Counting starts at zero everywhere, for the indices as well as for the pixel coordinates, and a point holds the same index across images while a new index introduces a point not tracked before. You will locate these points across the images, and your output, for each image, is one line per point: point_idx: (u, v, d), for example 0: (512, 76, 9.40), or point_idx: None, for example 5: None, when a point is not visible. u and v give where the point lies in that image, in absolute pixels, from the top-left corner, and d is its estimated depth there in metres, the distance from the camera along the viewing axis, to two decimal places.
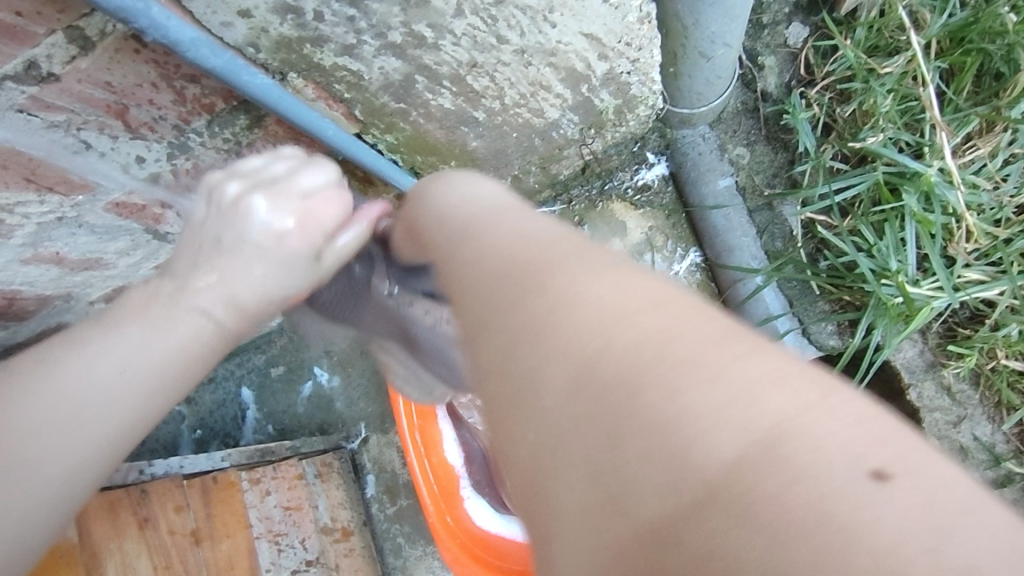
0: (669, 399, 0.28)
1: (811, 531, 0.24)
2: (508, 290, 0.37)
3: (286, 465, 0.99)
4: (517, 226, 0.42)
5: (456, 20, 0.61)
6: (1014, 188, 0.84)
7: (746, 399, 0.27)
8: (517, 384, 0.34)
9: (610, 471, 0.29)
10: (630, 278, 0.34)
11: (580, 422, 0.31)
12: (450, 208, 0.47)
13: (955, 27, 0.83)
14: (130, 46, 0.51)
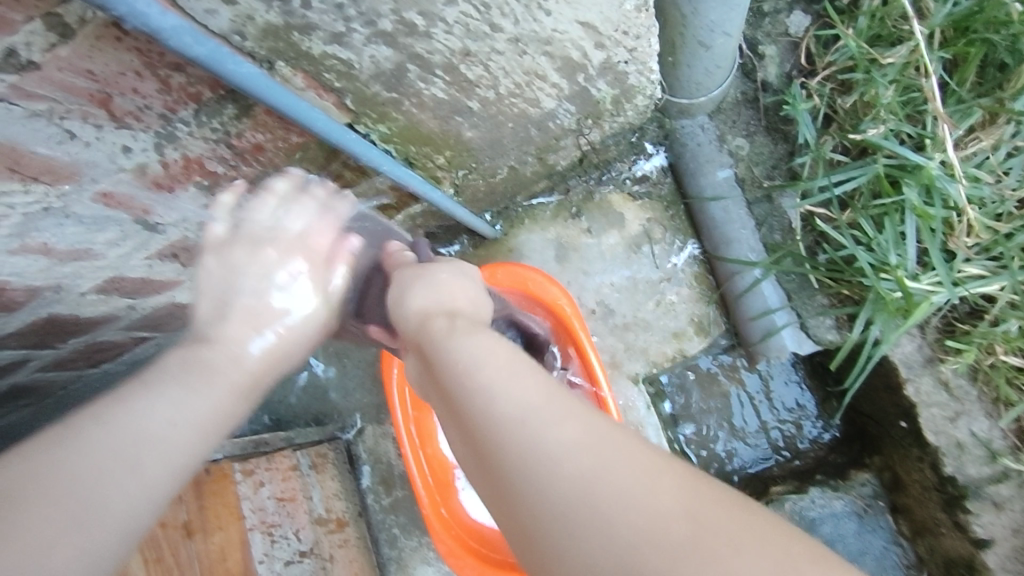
0: (675, 547, 0.44)
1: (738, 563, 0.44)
2: (515, 439, 0.51)
3: (279, 455, 0.98)
4: (519, 381, 0.55)
5: (448, 7, 0.60)
6: (1016, 181, 0.83)
7: (706, 549, 0.44)
8: (541, 513, 0.49)
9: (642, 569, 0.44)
10: (622, 450, 0.50)
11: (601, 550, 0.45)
12: (455, 357, 0.58)
13: (958, 17, 0.81)
14: (111, 34, 0.51)
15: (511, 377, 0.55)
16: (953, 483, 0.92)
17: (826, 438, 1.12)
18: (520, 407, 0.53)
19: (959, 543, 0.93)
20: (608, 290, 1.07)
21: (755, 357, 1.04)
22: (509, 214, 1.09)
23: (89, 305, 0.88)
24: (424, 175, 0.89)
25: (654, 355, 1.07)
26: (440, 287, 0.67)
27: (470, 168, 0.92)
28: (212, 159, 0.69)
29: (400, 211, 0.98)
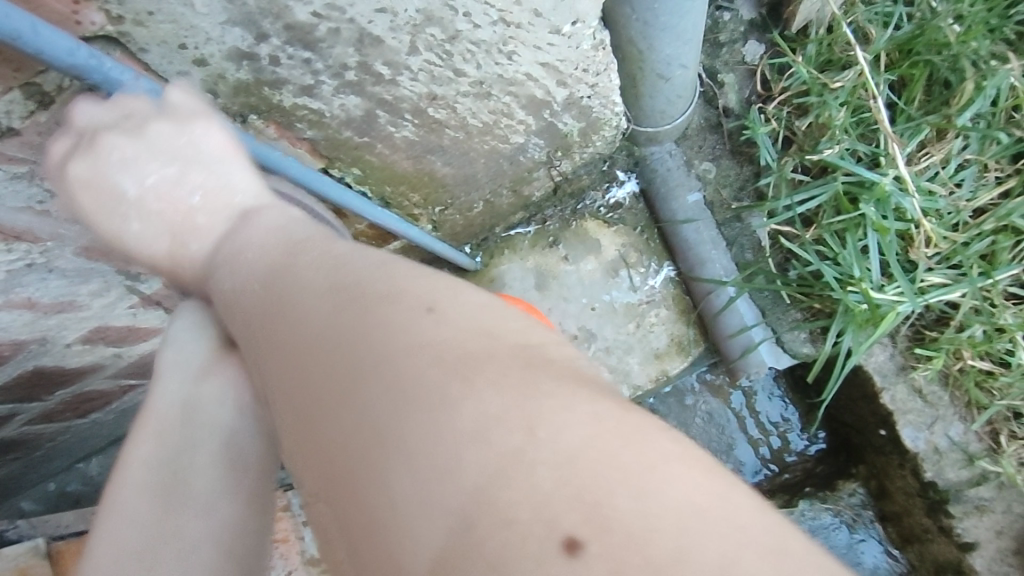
0: (381, 437, 0.37)
1: (440, 436, 0.35)
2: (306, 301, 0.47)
3: (270, 497, 1.04)
4: (299, 286, 0.48)
5: (412, 57, 0.63)
6: (969, 192, 0.86)
7: (494, 474, 0.33)
8: (282, 332, 0.47)
9: (353, 397, 0.40)
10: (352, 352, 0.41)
11: (308, 369, 0.43)
12: (305, 290, 0.47)
13: (901, 40, 0.86)
14: (89, 96, 0.54)
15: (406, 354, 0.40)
16: (935, 488, 0.94)
17: (813, 451, 1.13)
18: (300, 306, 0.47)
19: (946, 547, 0.95)
20: (589, 316, 1.09)
21: (735, 373, 1.07)
22: (488, 245, 1.11)
23: (74, 357, 0.90)
24: (402, 214, 0.92)
25: (637, 377, 1.08)
26: (250, 241, 0.55)
27: (446, 204, 0.95)
28: None
29: (380, 247, 0.99)
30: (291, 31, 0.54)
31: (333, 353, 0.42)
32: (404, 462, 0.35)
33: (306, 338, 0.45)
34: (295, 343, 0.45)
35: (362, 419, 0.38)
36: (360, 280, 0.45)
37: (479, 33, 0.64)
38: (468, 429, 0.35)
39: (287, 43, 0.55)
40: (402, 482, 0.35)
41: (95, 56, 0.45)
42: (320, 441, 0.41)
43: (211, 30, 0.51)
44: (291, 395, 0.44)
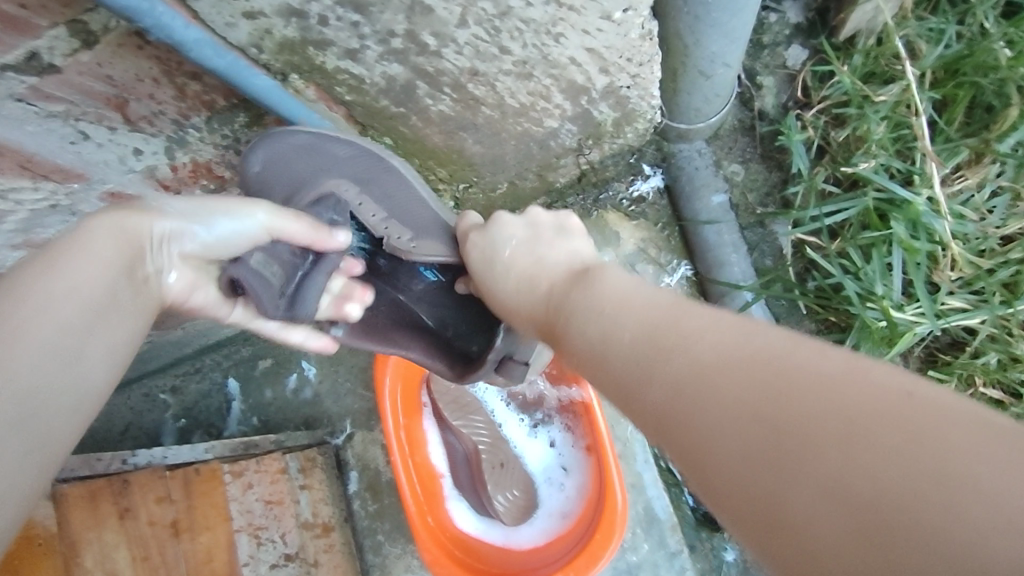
0: (809, 454, 0.39)
1: (870, 454, 0.37)
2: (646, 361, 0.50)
3: (269, 458, 1.03)
4: (687, 338, 0.49)
5: (460, 30, 0.62)
6: (999, 220, 0.86)
7: (927, 498, 0.35)
8: (641, 388, 0.50)
9: (745, 445, 0.42)
10: (719, 371, 0.45)
11: (733, 439, 0.42)
12: (668, 348, 0.49)
13: (949, 59, 0.85)
14: (133, 42, 0.51)
15: (637, 308, 0.55)
16: None
17: None
18: (714, 356, 0.46)
19: None
20: None
21: None
22: None
23: None
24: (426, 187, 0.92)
25: None
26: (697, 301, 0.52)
27: (471, 181, 0.94)
28: (219, 165, 0.70)
29: None
30: None
31: (696, 404, 0.45)
32: (793, 500, 0.39)
33: (735, 386, 0.44)
34: (646, 388, 0.49)
35: (721, 471, 0.43)
36: (730, 331, 0.47)
37: (529, 12, 0.62)
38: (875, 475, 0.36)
39: (338, 4, 0.54)
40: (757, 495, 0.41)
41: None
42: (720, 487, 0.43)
43: None
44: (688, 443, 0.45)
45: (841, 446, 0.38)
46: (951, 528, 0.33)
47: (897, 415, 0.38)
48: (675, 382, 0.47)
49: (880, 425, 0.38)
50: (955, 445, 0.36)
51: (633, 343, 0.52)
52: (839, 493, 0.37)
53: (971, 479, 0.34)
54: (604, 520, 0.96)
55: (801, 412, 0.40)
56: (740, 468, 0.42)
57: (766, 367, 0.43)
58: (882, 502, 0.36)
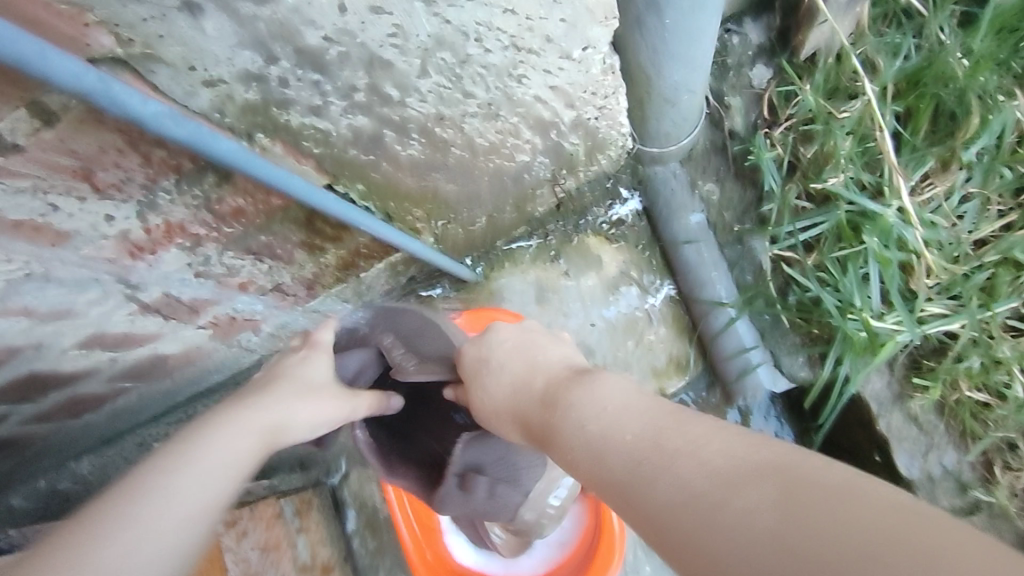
0: (738, 511, 0.42)
1: (795, 514, 0.39)
2: (613, 444, 0.54)
3: (263, 506, 1.05)
4: (640, 420, 0.54)
5: (421, 80, 0.63)
6: (970, 225, 0.87)
7: (845, 542, 0.36)
8: (607, 467, 0.54)
9: (687, 511, 0.45)
10: (665, 447, 0.50)
11: (681, 498, 0.46)
12: (623, 434, 0.54)
13: (910, 71, 0.87)
14: (93, 118, 0.52)
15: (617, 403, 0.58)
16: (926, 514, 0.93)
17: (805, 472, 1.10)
18: (661, 437, 0.51)
19: None
20: (588, 330, 1.07)
21: (732, 394, 1.05)
22: (489, 258, 1.11)
23: (71, 363, 0.83)
24: (404, 227, 0.90)
25: None
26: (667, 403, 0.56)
27: (449, 218, 0.94)
28: (193, 223, 0.70)
29: (383, 259, 0.98)
30: (301, 54, 0.53)
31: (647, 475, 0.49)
32: (734, 556, 0.41)
33: (682, 456, 0.48)
34: (612, 467, 0.53)
35: (670, 532, 0.45)
36: (685, 421, 0.52)
37: (489, 58, 0.63)
38: (799, 526, 0.39)
39: (297, 67, 0.54)
40: (702, 557, 0.42)
41: (105, 81, 0.44)
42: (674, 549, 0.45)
43: (221, 53, 0.50)
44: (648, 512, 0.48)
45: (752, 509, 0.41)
46: (860, 569, 0.35)
47: (823, 482, 0.41)
48: (636, 456, 0.52)
49: (818, 496, 0.40)
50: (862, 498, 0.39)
51: (597, 427, 0.57)
52: (764, 537, 0.40)
53: (876, 527, 0.36)
54: (605, 543, 0.97)
55: (736, 486, 0.43)
56: (686, 524, 0.44)
57: (717, 440, 0.48)
58: (814, 551, 0.37)
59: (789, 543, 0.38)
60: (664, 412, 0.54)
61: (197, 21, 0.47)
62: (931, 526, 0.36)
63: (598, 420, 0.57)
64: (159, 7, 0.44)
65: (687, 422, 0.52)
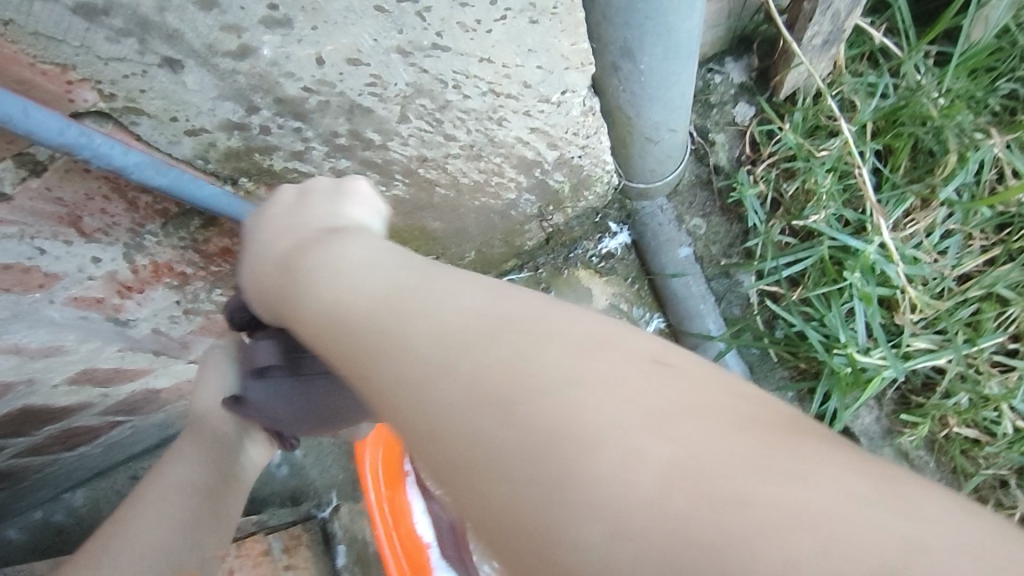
0: (520, 415, 0.34)
1: (557, 428, 0.32)
2: (349, 315, 0.43)
3: (251, 541, 1.03)
4: (373, 279, 0.44)
5: (402, 125, 0.64)
6: (953, 260, 0.87)
7: (628, 461, 0.30)
8: (338, 335, 0.43)
9: (435, 411, 0.36)
10: (400, 325, 0.40)
11: (450, 393, 0.36)
12: (354, 295, 0.44)
13: (887, 110, 0.88)
14: (79, 167, 0.54)
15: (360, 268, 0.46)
16: None
17: None
18: (404, 305, 0.41)
19: None
20: None
21: None
22: None
23: (62, 398, 0.83)
24: None
25: None
26: (368, 260, 0.47)
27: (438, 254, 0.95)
28: (181, 263, 0.72)
29: None
30: (281, 104, 0.55)
31: (392, 345, 0.40)
32: (499, 473, 0.33)
33: (429, 326, 0.39)
34: (351, 333, 0.43)
35: (422, 434, 0.37)
36: (430, 284, 0.43)
37: (468, 103, 0.65)
38: (576, 437, 0.32)
39: (278, 115, 0.56)
40: (456, 462, 0.35)
41: (86, 134, 0.46)
42: (428, 452, 0.37)
43: (202, 104, 0.52)
44: (390, 395, 0.39)
45: (623, 414, 0.32)
46: (619, 512, 0.29)
47: (613, 384, 0.33)
48: (372, 325, 0.42)
49: (601, 403, 0.33)
50: (676, 410, 0.32)
51: (324, 315, 0.45)
52: (506, 454, 0.33)
53: (706, 450, 0.30)
54: None
55: (470, 349, 0.37)
56: (447, 429, 0.36)
57: (465, 318, 0.39)
58: (584, 485, 0.31)
59: (551, 471, 0.32)
60: (375, 276, 0.45)
61: (178, 76, 0.48)
62: (689, 397, 0.33)
63: (323, 304, 0.45)
64: (140, 64, 0.46)
65: (386, 299, 0.42)
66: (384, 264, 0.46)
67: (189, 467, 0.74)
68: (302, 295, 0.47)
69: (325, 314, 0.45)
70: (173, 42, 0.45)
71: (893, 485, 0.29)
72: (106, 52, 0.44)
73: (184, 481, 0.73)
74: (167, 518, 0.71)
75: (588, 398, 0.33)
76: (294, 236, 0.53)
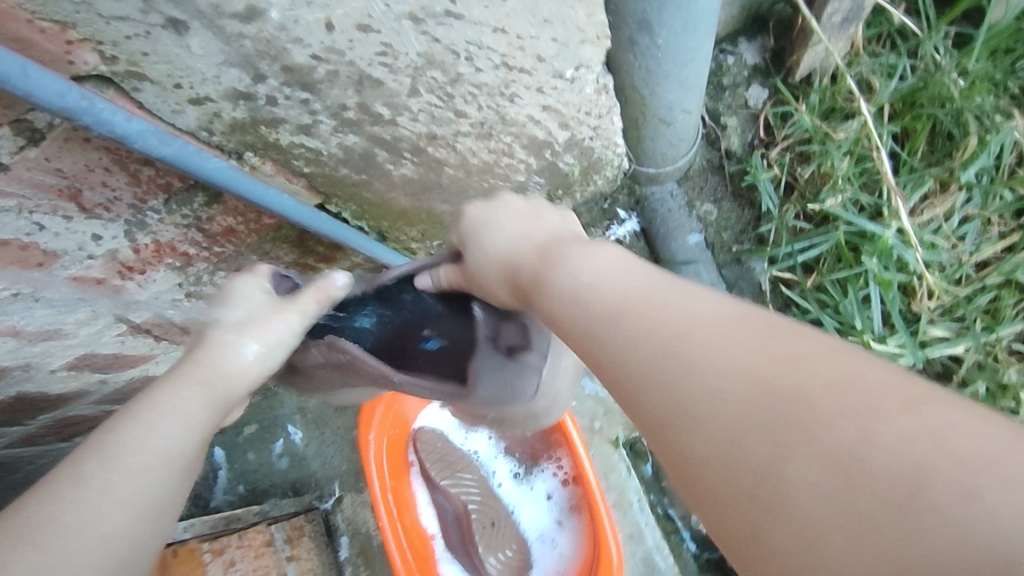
0: (717, 406, 0.37)
1: (804, 398, 0.35)
2: (616, 321, 0.44)
3: (252, 532, 1.01)
4: (619, 278, 0.47)
5: (411, 99, 0.62)
6: (972, 246, 0.86)
7: (830, 437, 0.33)
8: (600, 345, 0.45)
9: (672, 413, 0.39)
10: (670, 327, 0.42)
11: (658, 385, 0.40)
12: (607, 293, 0.46)
13: (905, 92, 0.87)
14: (79, 136, 0.51)
15: (519, 225, 0.56)
16: None
17: None
18: (664, 302, 0.44)
19: None
20: None
21: None
22: None
23: (59, 384, 0.80)
24: (397, 247, 0.90)
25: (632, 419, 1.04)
26: (589, 263, 0.49)
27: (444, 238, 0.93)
28: (182, 243, 0.70)
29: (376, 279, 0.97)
30: (289, 72, 0.53)
31: (677, 338, 0.41)
32: (723, 463, 0.36)
33: (695, 325, 0.41)
34: (619, 343, 0.44)
35: (684, 429, 0.39)
36: (622, 290, 0.46)
37: (481, 77, 0.63)
38: (810, 417, 0.34)
39: (285, 84, 0.54)
40: (720, 454, 0.37)
41: (88, 97, 0.44)
42: (696, 455, 0.38)
43: (207, 70, 0.50)
44: (673, 394, 0.40)
45: (850, 411, 0.34)
46: (854, 474, 0.32)
47: (795, 372, 0.36)
48: (642, 324, 0.43)
49: (806, 388, 0.36)
50: (877, 388, 0.34)
51: (578, 319, 0.46)
52: (772, 433, 0.35)
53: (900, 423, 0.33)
54: None
55: (739, 334, 0.39)
56: (701, 420, 0.38)
57: (646, 314, 0.43)
58: (806, 452, 0.34)
59: (779, 440, 0.35)
60: (616, 273, 0.47)
61: (182, 39, 0.46)
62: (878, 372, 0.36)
63: (571, 301, 0.47)
64: (143, 24, 0.44)
65: (633, 294, 0.45)
66: (617, 260, 0.49)
67: (184, 405, 0.50)
68: (550, 275, 0.50)
69: (575, 322, 0.47)
70: (178, 1, 0.43)
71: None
72: (108, 9, 0.42)
73: (172, 449, 0.49)
74: (137, 498, 0.46)
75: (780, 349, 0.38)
76: (519, 240, 0.55)
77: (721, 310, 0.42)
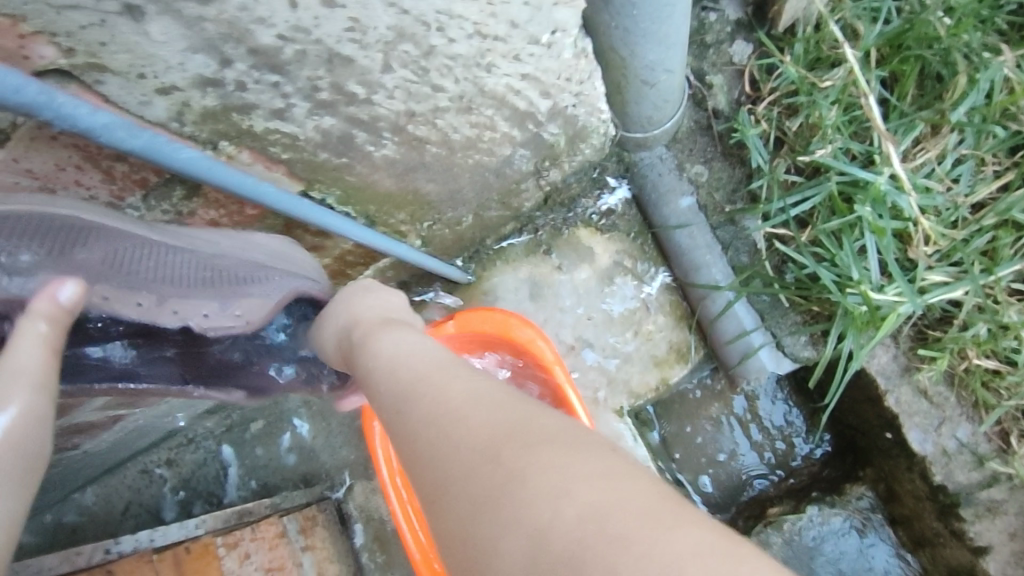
0: (510, 497, 0.48)
1: (554, 490, 0.47)
2: (409, 396, 0.60)
3: (265, 524, 1.01)
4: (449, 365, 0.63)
5: (385, 75, 0.61)
6: (966, 188, 0.84)
7: (573, 511, 0.46)
8: (410, 421, 0.58)
9: (478, 496, 0.50)
10: (456, 404, 0.57)
11: (463, 475, 0.51)
12: (418, 363, 0.64)
13: (891, 35, 0.85)
14: (45, 134, 0.50)
15: (418, 359, 0.64)
16: (945, 491, 0.91)
17: (819, 454, 1.10)
18: (457, 384, 0.60)
19: (959, 551, 0.94)
20: (585, 325, 1.04)
21: (735, 380, 1.04)
22: (480, 257, 1.07)
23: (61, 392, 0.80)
24: (387, 231, 0.89)
25: (636, 387, 1.04)
26: (414, 347, 0.66)
27: (433, 219, 0.92)
28: None
29: (368, 265, 0.96)
30: (256, 55, 0.52)
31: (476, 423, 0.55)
32: (501, 532, 0.47)
33: (463, 420, 0.55)
34: (410, 416, 0.58)
35: (478, 518, 0.49)
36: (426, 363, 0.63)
37: (454, 48, 0.62)
38: (548, 496, 0.47)
39: (253, 68, 0.53)
40: (501, 533, 0.47)
41: (47, 92, 0.43)
42: (473, 522, 0.49)
43: (171, 58, 0.48)
44: (468, 491, 0.50)
45: (561, 497, 0.46)
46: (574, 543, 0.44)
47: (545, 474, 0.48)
48: (438, 413, 0.57)
49: (552, 479, 0.48)
50: (601, 479, 0.48)
51: (398, 396, 0.61)
52: (515, 509, 0.47)
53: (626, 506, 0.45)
54: None
55: (502, 425, 0.53)
56: (484, 500, 0.49)
57: (444, 414, 0.56)
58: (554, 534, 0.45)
59: (533, 521, 0.46)
60: (431, 354, 0.65)
61: (140, 25, 0.45)
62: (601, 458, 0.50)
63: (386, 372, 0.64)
64: (97, 13, 0.43)
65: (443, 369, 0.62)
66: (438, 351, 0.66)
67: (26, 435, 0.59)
68: (378, 347, 0.67)
69: (400, 404, 0.60)
70: None
71: (692, 514, 0.46)
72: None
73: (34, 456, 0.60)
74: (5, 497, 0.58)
75: (539, 434, 0.52)
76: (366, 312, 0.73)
77: (515, 405, 0.56)
